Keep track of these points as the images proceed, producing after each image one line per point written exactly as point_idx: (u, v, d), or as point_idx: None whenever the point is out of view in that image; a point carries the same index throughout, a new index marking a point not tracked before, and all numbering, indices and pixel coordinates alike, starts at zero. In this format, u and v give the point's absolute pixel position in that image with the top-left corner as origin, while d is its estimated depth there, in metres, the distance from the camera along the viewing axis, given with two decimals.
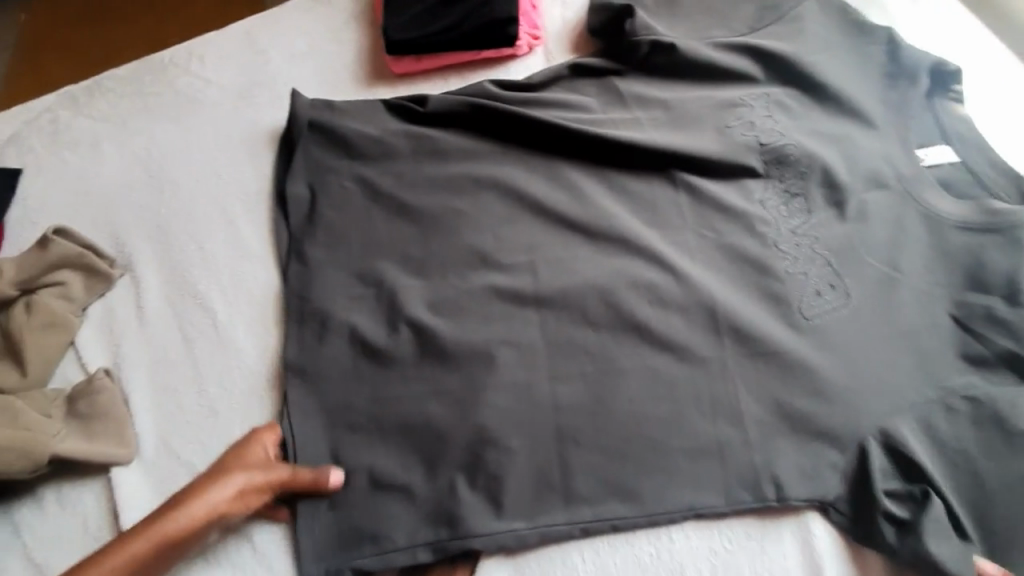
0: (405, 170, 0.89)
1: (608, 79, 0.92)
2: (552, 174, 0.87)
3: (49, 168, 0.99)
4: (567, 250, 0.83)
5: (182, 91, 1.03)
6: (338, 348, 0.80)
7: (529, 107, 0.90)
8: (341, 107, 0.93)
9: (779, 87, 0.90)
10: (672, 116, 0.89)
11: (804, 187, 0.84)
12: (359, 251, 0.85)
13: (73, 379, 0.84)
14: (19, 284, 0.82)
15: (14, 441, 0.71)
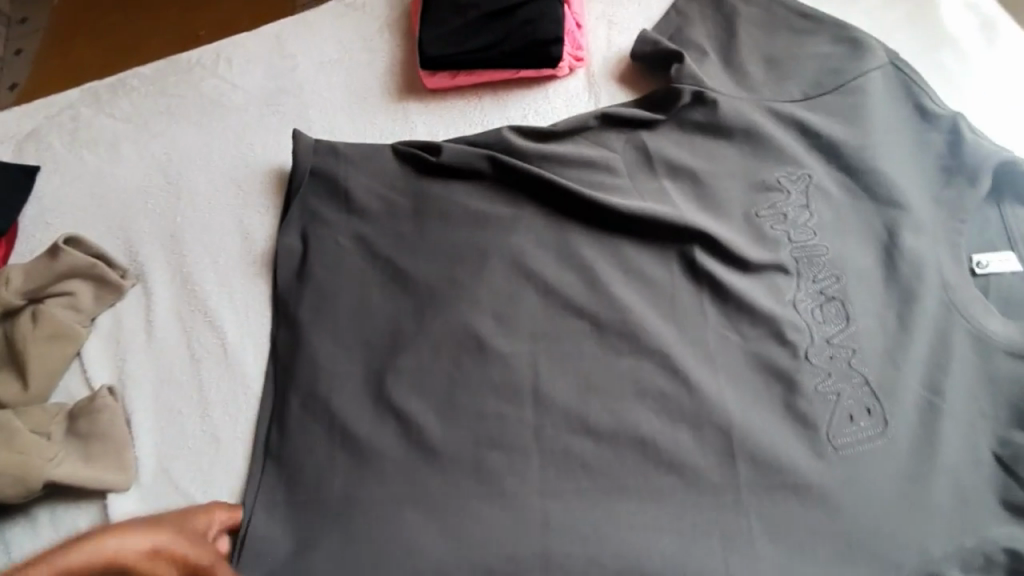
0: (432, 200, 0.84)
1: (637, 134, 0.85)
2: (588, 208, 0.81)
3: (67, 166, 0.96)
4: (597, 295, 0.77)
5: (207, 93, 0.99)
6: (349, 388, 0.76)
7: (547, 164, 0.84)
8: (345, 152, 0.87)
9: (820, 167, 0.80)
10: (698, 192, 0.81)
11: (843, 293, 0.74)
12: (379, 284, 0.81)
13: (77, 395, 0.80)
14: (26, 293, 0.80)
15: (8, 466, 0.69)
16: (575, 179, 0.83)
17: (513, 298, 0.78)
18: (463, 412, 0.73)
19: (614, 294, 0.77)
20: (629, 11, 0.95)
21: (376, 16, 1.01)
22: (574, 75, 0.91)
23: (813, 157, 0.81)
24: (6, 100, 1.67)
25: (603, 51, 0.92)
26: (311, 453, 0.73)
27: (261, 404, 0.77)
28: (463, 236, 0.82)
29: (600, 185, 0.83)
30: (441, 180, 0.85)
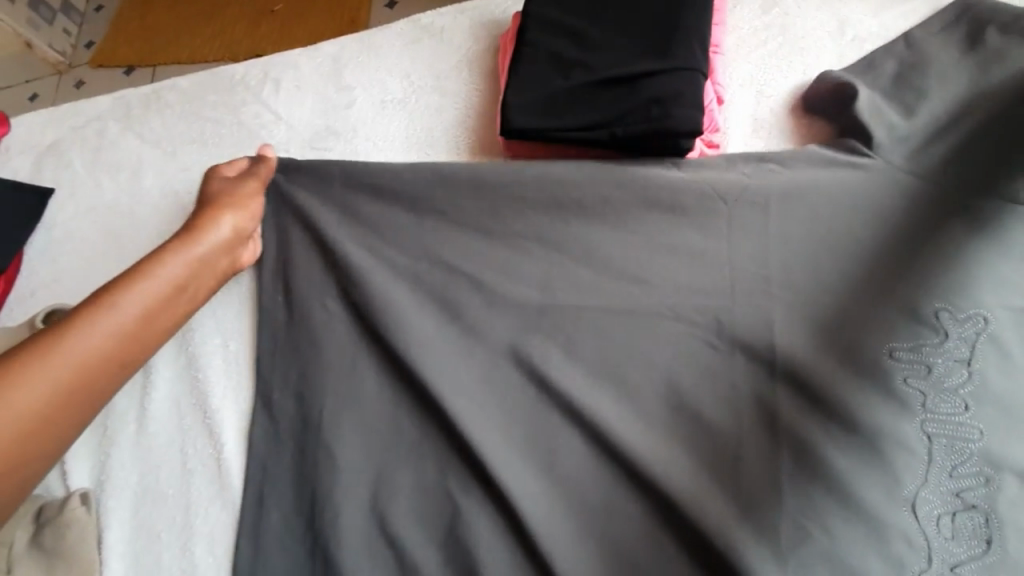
0: (493, 307, 0.64)
1: (736, 237, 0.62)
2: (703, 363, 0.59)
3: (82, 192, 0.83)
4: (696, 487, 0.54)
5: (245, 123, 0.83)
6: (352, 551, 0.59)
7: (607, 248, 0.64)
8: (395, 224, 0.68)
9: (1004, 312, 0.57)
10: (817, 327, 0.58)
11: (989, 504, 0.52)
12: (403, 408, 0.63)
13: (52, 489, 0.68)
14: None
15: None
16: (640, 290, 0.62)
17: (577, 466, 0.57)
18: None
19: (720, 498, 0.54)
20: (786, 85, 0.71)
21: (456, 49, 0.82)
22: (705, 159, 0.66)
23: (994, 294, 0.58)
24: (84, 60, 1.52)
25: (745, 140, 0.70)
26: None
27: (244, 549, 0.62)
28: (521, 366, 0.61)
29: (722, 327, 0.59)
30: (497, 288, 0.64)
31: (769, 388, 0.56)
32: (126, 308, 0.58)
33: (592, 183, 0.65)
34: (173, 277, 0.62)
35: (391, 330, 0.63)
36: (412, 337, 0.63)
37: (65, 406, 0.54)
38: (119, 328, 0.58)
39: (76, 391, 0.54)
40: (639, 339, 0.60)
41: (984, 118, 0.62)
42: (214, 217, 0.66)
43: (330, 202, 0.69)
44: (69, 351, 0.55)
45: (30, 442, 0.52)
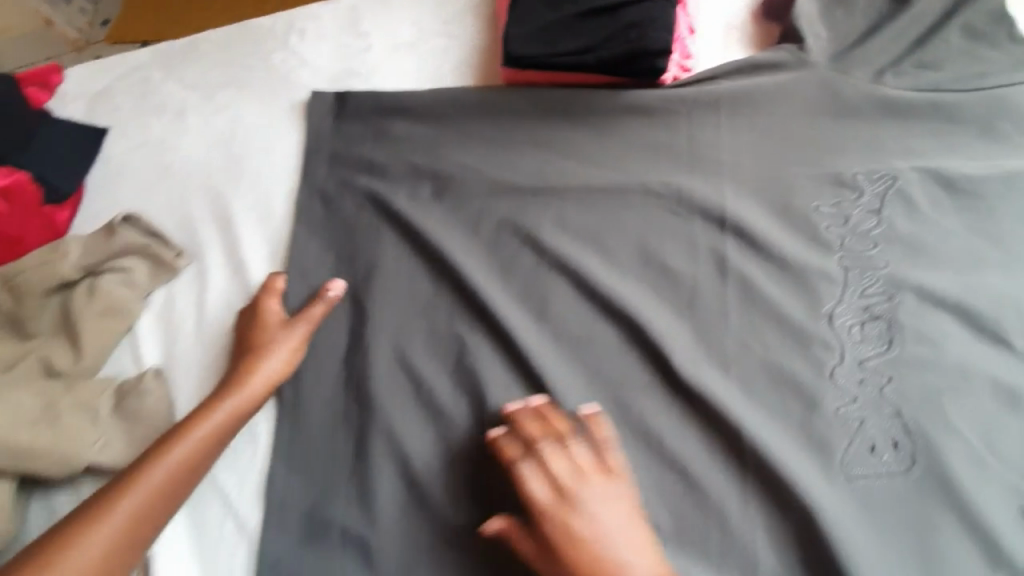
0: (505, 206, 0.79)
1: (702, 146, 0.75)
2: (674, 248, 0.72)
3: (132, 131, 0.94)
4: (667, 332, 0.69)
5: (275, 68, 0.94)
6: (393, 396, 0.73)
7: (602, 159, 0.78)
8: (425, 143, 0.84)
9: (911, 171, 0.71)
10: (773, 203, 0.72)
11: (890, 313, 0.66)
12: (432, 286, 0.77)
13: (126, 372, 0.80)
14: (84, 266, 0.79)
15: (52, 443, 0.69)
16: (624, 189, 0.75)
17: (571, 325, 0.72)
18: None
19: (687, 351, 0.68)
20: (747, 18, 0.83)
21: None
22: (680, 84, 0.78)
23: (904, 160, 0.72)
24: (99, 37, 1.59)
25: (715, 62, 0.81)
26: (341, 445, 0.73)
27: (298, 412, 0.74)
28: (527, 261, 0.76)
29: (690, 211, 0.73)
30: (505, 202, 0.79)
31: (725, 260, 0.71)
32: (190, 448, 0.67)
33: (585, 109, 0.79)
34: (228, 416, 0.70)
35: (424, 228, 0.79)
36: (442, 232, 0.79)
37: (147, 518, 0.64)
38: (186, 461, 0.67)
39: (156, 501, 0.65)
40: (624, 226, 0.74)
41: (900, 52, 0.76)
42: (261, 351, 0.73)
43: (367, 135, 0.86)
44: (147, 482, 0.65)
45: (120, 546, 0.62)
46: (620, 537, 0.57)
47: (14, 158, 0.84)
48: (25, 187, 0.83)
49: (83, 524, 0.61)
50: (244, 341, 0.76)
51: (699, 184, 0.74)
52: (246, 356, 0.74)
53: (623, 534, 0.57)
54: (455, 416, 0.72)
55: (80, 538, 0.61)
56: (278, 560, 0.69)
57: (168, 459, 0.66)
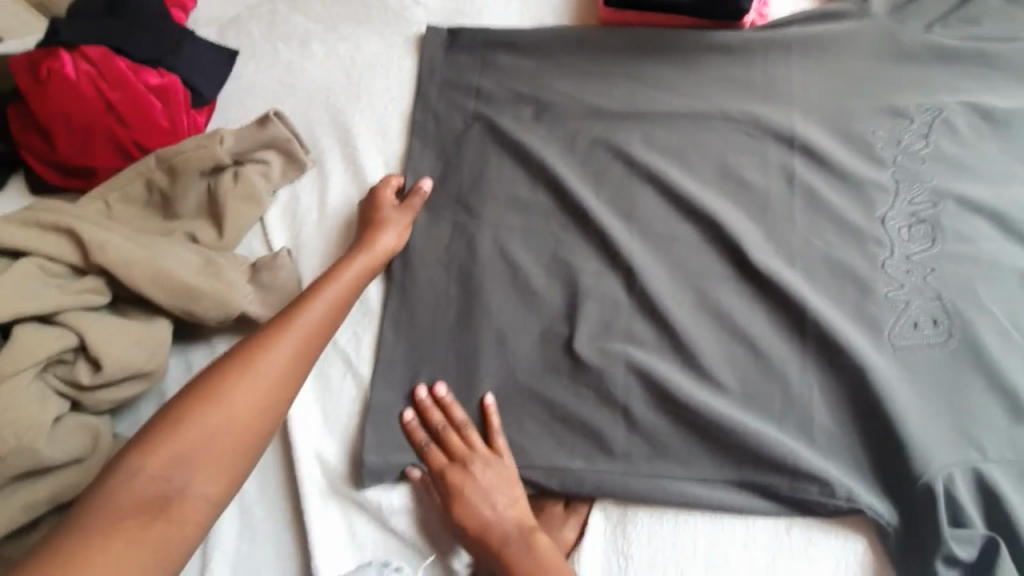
0: (592, 120, 0.88)
1: (775, 80, 0.86)
2: (744, 161, 0.82)
3: (262, 54, 1.07)
4: (737, 227, 0.78)
5: (390, 5, 1.07)
6: (484, 271, 0.81)
7: (683, 84, 0.88)
8: (519, 63, 0.92)
9: (955, 103, 0.81)
10: (833, 126, 0.82)
11: (935, 218, 0.76)
12: (525, 184, 0.86)
13: (256, 253, 0.91)
14: (234, 154, 0.90)
15: (216, 291, 0.77)
16: (701, 111, 0.85)
17: (651, 219, 0.82)
18: (598, 330, 0.76)
19: (760, 245, 0.77)
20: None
21: None
22: (757, 28, 0.90)
23: (949, 96, 0.82)
24: None
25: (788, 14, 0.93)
26: (435, 313, 0.80)
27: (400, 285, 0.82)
28: (616, 169, 0.85)
29: (758, 128, 0.83)
30: (597, 116, 0.88)
31: (791, 171, 0.81)
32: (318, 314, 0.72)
33: (669, 45, 0.90)
34: (346, 289, 0.76)
35: (518, 133, 0.88)
36: (532, 139, 0.87)
37: (289, 374, 0.67)
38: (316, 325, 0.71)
39: (295, 360, 0.68)
40: (700, 140, 0.84)
41: (948, 9, 0.87)
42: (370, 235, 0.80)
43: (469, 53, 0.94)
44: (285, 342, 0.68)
45: (269, 398, 0.65)
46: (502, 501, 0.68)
47: (168, 63, 0.97)
48: (178, 89, 0.95)
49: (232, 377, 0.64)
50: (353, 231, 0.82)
51: (770, 109, 0.84)
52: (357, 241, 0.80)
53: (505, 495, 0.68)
54: (541, 292, 0.79)
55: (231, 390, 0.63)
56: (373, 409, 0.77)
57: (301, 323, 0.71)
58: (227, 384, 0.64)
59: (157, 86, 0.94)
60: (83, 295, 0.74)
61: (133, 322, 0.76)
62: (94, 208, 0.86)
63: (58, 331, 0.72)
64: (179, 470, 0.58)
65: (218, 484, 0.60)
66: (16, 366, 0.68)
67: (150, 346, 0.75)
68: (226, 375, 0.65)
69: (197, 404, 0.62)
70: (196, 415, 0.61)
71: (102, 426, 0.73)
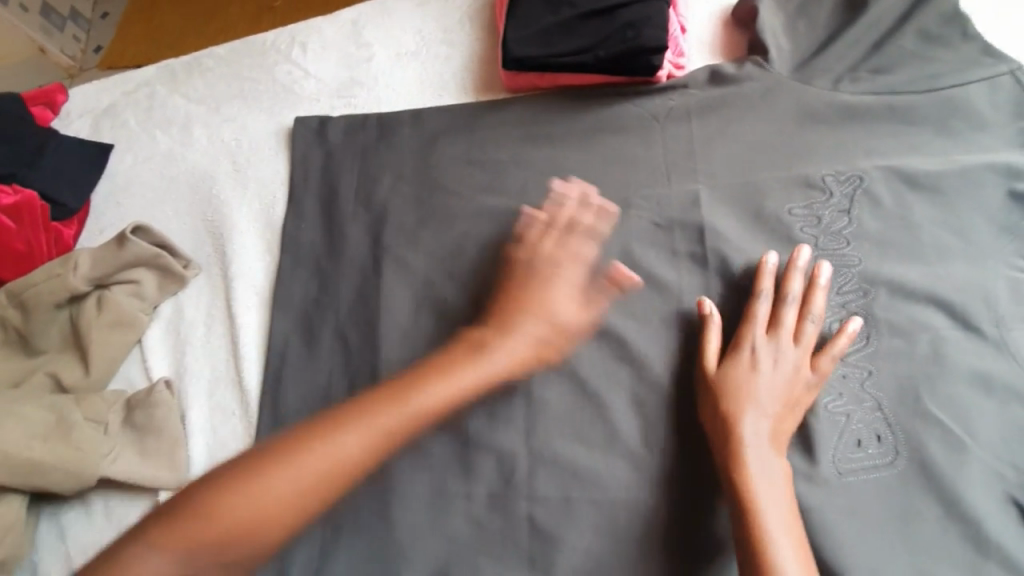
0: (484, 228, 0.80)
1: (689, 148, 0.79)
2: (653, 257, 0.74)
3: (139, 145, 0.95)
4: (645, 337, 0.71)
5: (279, 80, 0.96)
6: None
7: (587, 162, 0.81)
8: (410, 159, 0.86)
9: (877, 168, 0.73)
10: (743, 200, 0.75)
11: (867, 309, 0.67)
12: (415, 303, 0.78)
13: (136, 383, 0.79)
14: (92, 280, 0.78)
15: (67, 460, 0.68)
16: (606, 194, 0.79)
17: None
18: (497, 487, 0.68)
19: (665, 360, 0.69)
20: (721, 25, 0.87)
21: (457, 7, 0.96)
22: (671, 82, 0.82)
23: (869, 160, 0.74)
24: (90, 64, 1.60)
25: (704, 61, 0.85)
26: None
27: (273, 440, 0.73)
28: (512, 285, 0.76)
29: (656, 213, 0.76)
30: (487, 217, 0.81)
31: (703, 262, 0.73)
32: (443, 394, 0.63)
33: (570, 123, 0.84)
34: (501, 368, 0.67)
35: (408, 246, 0.81)
36: (419, 252, 0.80)
37: (354, 461, 0.59)
38: (411, 414, 0.62)
39: (377, 447, 0.60)
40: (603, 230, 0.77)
41: (862, 55, 0.80)
42: (529, 306, 0.69)
43: (354, 163, 0.88)
44: (377, 421, 0.60)
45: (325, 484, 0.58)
46: (760, 431, 0.60)
47: (25, 176, 0.86)
48: (36, 203, 0.83)
49: (285, 449, 0.58)
50: (528, 256, 0.73)
51: (678, 188, 0.77)
52: (510, 299, 0.71)
53: (773, 416, 0.61)
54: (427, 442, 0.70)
55: (267, 469, 0.57)
56: None
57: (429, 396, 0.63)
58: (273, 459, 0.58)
59: (11, 204, 0.82)
60: None
61: None
62: None
63: None
64: (216, 546, 0.54)
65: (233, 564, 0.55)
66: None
67: None
68: (287, 447, 0.59)
69: (256, 474, 0.57)
70: (253, 481, 0.56)
71: None
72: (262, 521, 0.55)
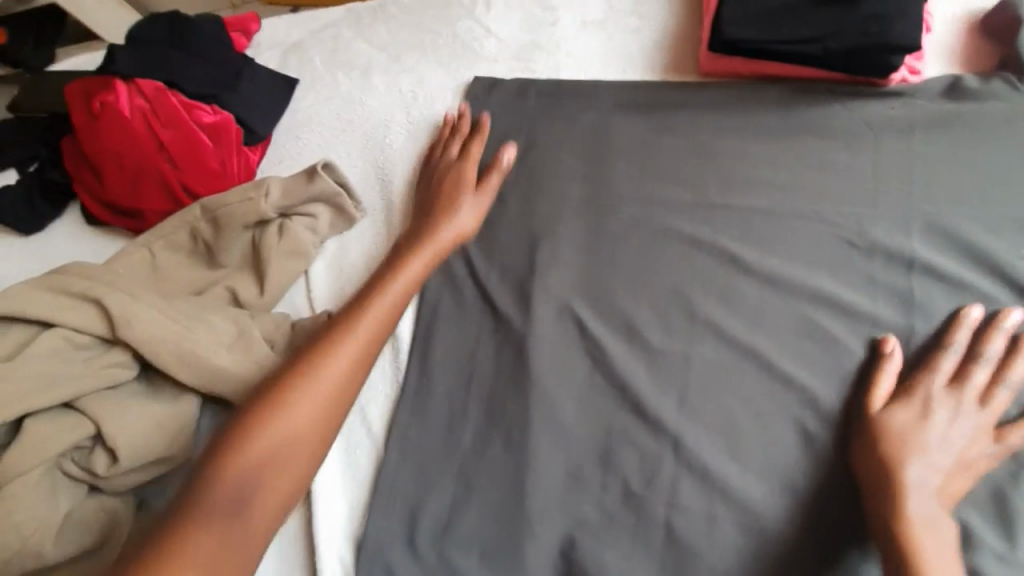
0: (658, 218, 0.76)
1: (907, 164, 0.71)
2: (848, 282, 0.68)
3: (322, 85, 0.99)
4: (822, 364, 0.66)
5: (460, 35, 0.96)
6: (518, 384, 0.72)
7: (785, 160, 0.74)
8: (587, 133, 0.83)
9: None
10: (964, 236, 0.67)
11: None
12: (573, 281, 0.75)
13: (299, 311, 0.84)
14: (278, 207, 0.84)
15: (244, 372, 0.72)
16: (801, 201, 0.72)
17: (713, 337, 0.69)
18: (640, 485, 0.66)
19: (846, 394, 0.64)
20: (964, 32, 0.77)
21: None
22: (902, 87, 0.74)
23: None
24: None
25: (941, 70, 0.76)
26: (463, 429, 0.73)
27: (418, 392, 0.75)
28: (687, 284, 0.72)
29: (856, 231, 0.69)
30: (658, 206, 0.77)
31: (903, 297, 0.66)
32: (377, 313, 0.65)
33: (770, 118, 0.77)
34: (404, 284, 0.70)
35: (576, 222, 0.78)
36: (586, 231, 0.78)
37: (349, 386, 0.60)
38: (372, 335, 0.64)
39: (363, 364, 0.62)
40: (790, 239, 0.71)
41: None
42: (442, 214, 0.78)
43: (526, 128, 0.86)
44: (360, 325, 0.63)
45: (344, 395, 0.59)
46: (928, 484, 0.56)
47: (224, 99, 0.93)
48: (231, 126, 0.90)
49: (287, 384, 0.58)
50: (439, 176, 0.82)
51: (887, 208, 0.69)
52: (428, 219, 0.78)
53: (944, 475, 0.57)
54: (574, 426, 0.69)
55: (300, 391, 0.57)
56: (375, 538, 0.69)
57: (381, 300, 0.67)
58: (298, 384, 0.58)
59: (210, 124, 0.90)
60: (107, 371, 0.69)
61: (157, 401, 0.71)
62: (139, 258, 0.83)
63: (77, 417, 0.67)
64: (270, 462, 0.54)
65: (281, 495, 0.54)
66: (22, 464, 0.63)
67: (173, 425, 0.70)
68: (283, 388, 0.57)
69: (269, 411, 0.56)
70: (272, 412, 0.56)
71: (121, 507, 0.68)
72: (294, 442, 0.55)
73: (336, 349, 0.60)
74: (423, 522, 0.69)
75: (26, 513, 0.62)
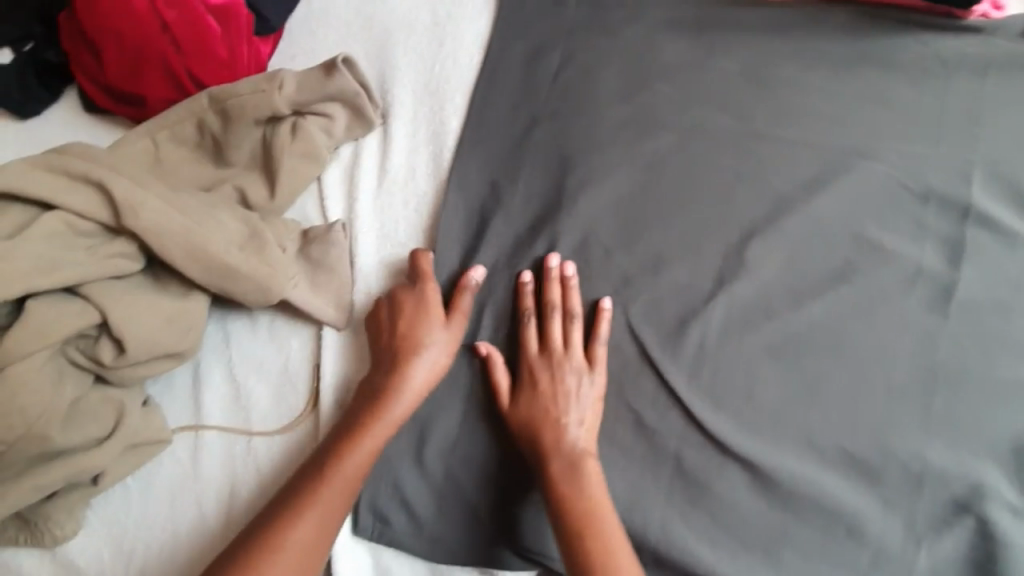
0: (700, 146, 0.71)
1: (973, 109, 0.66)
2: (895, 228, 0.65)
3: None
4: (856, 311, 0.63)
5: None
6: None
7: (844, 93, 0.69)
8: (631, 49, 0.77)
9: None
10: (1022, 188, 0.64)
11: None
12: (604, 207, 0.71)
13: (311, 220, 0.79)
14: (293, 103, 0.78)
15: (257, 272, 0.69)
16: (854, 139, 0.68)
17: (747, 274, 0.66)
18: (656, 418, 0.64)
19: (879, 343, 0.62)
20: None
21: None
22: (980, 22, 0.69)
23: None
24: None
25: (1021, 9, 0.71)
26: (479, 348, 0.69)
27: None
28: (724, 219, 0.68)
29: (910, 176, 0.66)
30: (700, 134, 0.72)
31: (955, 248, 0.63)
32: (373, 436, 0.62)
33: (830, 48, 0.71)
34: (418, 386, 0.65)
35: (611, 144, 0.73)
36: (621, 155, 0.73)
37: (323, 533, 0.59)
38: (376, 437, 0.62)
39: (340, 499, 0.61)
40: (840, 179, 0.67)
41: None
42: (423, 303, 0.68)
43: (564, 40, 0.79)
44: (343, 470, 0.61)
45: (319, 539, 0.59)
46: (573, 435, 0.62)
47: None
48: (241, 11, 0.81)
49: (270, 529, 0.58)
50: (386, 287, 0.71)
51: (945, 155, 0.65)
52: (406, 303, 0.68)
53: (580, 421, 0.62)
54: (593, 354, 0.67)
55: (270, 547, 0.57)
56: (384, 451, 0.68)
57: (385, 404, 0.64)
58: (276, 535, 0.58)
59: (219, 5, 0.80)
60: (111, 260, 0.66)
61: (164, 297, 0.68)
62: (141, 148, 0.77)
63: (80, 305, 0.65)
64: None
65: None
66: (25, 347, 0.62)
67: (181, 324, 0.67)
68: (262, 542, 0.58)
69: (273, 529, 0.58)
70: (261, 544, 0.57)
71: (128, 400, 0.67)
72: None
73: (313, 497, 0.60)
74: (432, 438, 0.68)
75: (32, 396, 0.62)
